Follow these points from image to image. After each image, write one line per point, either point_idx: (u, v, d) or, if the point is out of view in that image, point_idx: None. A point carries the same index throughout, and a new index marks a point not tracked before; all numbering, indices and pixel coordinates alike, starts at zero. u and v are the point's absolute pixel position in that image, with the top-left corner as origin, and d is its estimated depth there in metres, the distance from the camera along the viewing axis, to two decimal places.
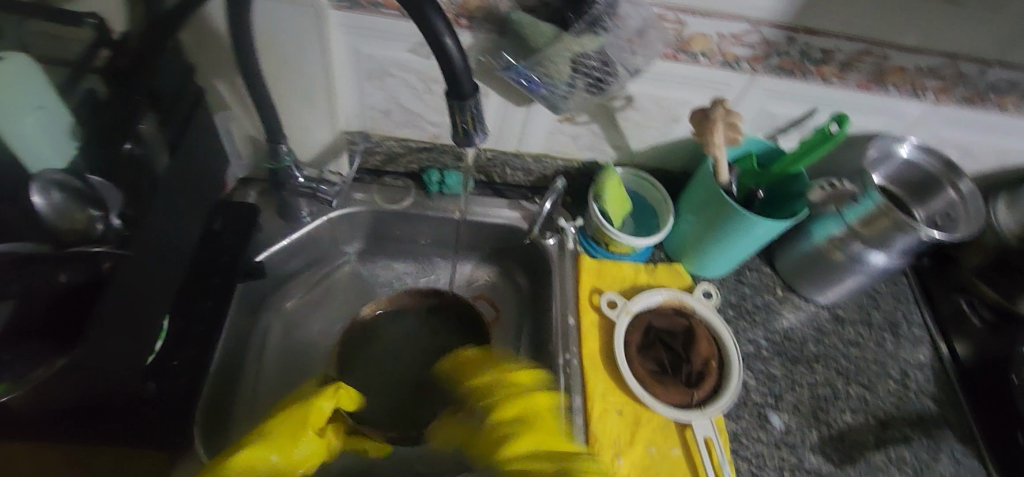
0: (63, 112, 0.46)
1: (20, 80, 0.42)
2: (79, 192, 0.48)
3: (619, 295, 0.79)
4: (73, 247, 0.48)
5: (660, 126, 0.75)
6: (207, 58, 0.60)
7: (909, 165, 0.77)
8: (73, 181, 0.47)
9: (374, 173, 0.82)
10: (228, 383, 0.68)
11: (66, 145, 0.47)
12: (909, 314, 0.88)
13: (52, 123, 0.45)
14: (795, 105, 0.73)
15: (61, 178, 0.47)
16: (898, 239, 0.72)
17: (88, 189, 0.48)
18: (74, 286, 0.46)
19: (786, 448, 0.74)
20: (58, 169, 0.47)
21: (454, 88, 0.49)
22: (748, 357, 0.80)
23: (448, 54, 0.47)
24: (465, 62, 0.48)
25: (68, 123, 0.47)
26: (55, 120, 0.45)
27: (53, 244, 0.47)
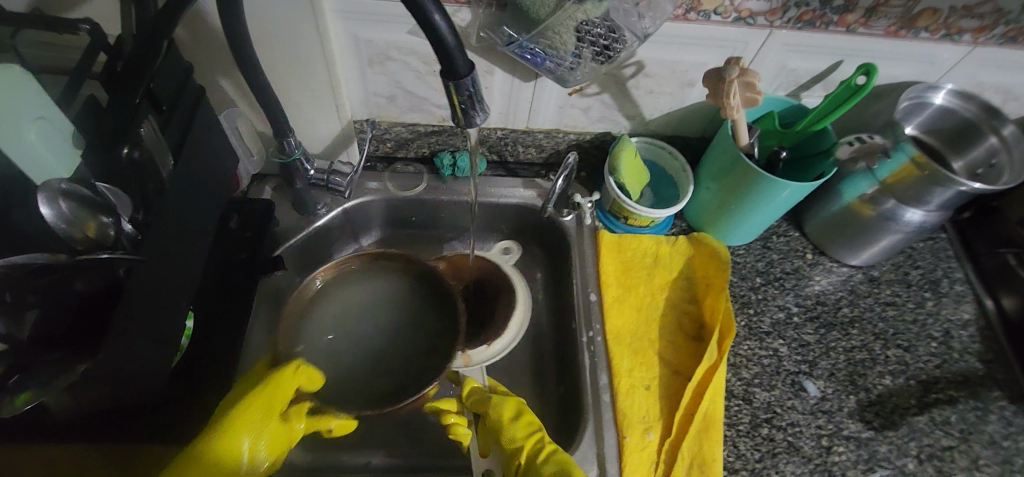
0: (64, 120, 0.43)
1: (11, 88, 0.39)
2: (87, 200, 0.44)
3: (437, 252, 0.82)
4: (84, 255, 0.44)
5: (673, 91, 0.72)
6: (210, 55, 0.60)
7: (945, 113, 0.72)
8: (79, 190, 0.44)
9: (386, 160, 0.82)
10: None
11: (70, 152, 0.44)
12: (951, 272, 0.84)
13: (53, 132, 0.42)
14: (816, 59, 0.69)
15: (67, 186, 0.43)
16: (935, 194, 0.68)
17: (97, 196, 0.45)
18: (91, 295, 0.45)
19: (823, 416, 0.72)
20: (64, 177, 0.44)
21: (448, 68, 0.44)
22: (779, 324, 0.78)
23: (437, 32, 0.41)
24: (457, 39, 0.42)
25: (70, 130, 0.44)
26: (55, 128, 0.42)
27: (68, 253, 0.44)
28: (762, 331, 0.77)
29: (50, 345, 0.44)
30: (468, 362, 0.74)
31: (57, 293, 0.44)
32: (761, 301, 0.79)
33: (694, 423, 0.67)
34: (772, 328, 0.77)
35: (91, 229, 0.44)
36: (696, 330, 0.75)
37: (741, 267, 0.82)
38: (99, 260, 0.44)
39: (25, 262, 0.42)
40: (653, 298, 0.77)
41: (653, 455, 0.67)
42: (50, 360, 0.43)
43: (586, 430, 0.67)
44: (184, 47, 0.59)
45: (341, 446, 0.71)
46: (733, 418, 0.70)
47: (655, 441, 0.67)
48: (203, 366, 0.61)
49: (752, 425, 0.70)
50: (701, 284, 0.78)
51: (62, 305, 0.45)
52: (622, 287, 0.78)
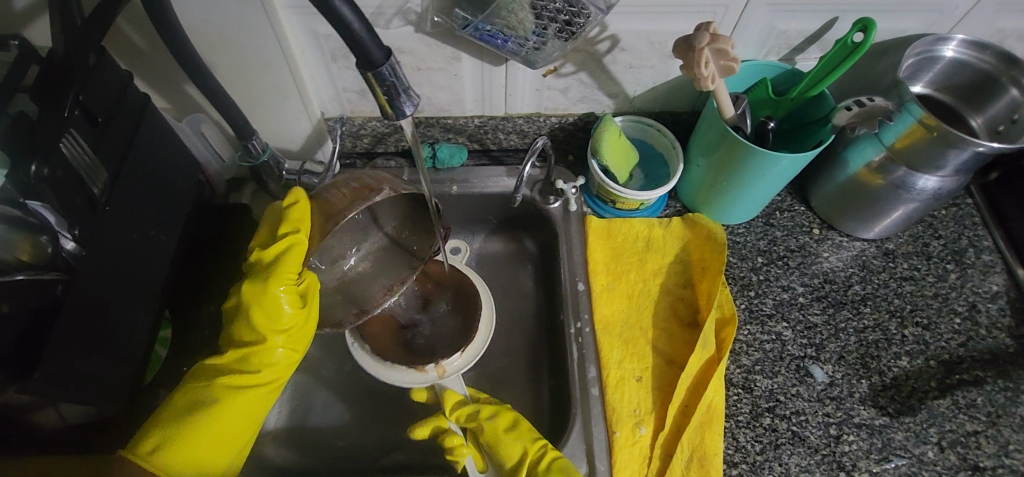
0: None
1: None
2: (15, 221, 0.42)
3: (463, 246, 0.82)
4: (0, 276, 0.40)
5: (655, 65, 0.68)
6: (164, 62, 0.59)
7: (958, 67, 0.65)
8: (8, 210, 0.41)
9: (366, 156, 0.80)
10: None
11: None
12: (977, 241, 0.77)
13: None
14: (808, 18, 0.63)
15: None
16: (948, 157, 0.62)
17: (29, 216, 0.42)
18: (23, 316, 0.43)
19: (831, 402, 0.67)
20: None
21: (363, 58, 0.41)
22: (783, 305, 0.73)
23: (345, 22, 0.38)
24: (368, 26, 0.39)
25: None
26: None
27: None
28: (764, 314, 0.73)
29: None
30: (444, 374, 0.67)
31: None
32: (764, 282, 0.75)
33: (694, 415, 0.64)
34: (775, 310, 0.73)
35: (25, 252, 0.42)
36: (691, 316, 0.72)
37: (741, 247, 0.77)
38: (14, 282, 0.41)
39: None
40: (646, 285, 0.74)
41: (646, 449, 0.64)
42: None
43: (574, 426, 0.64)
44: (139, 54, 0.58)
45: (332, 450, 0.71)
46: (732, 409, 0.67)
47: (648, 435, 0.65)
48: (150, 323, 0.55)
49: (753, 416, 0.66)
50: (697, 267, 0.74)
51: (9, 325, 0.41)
52: (611, 275, 0.74)
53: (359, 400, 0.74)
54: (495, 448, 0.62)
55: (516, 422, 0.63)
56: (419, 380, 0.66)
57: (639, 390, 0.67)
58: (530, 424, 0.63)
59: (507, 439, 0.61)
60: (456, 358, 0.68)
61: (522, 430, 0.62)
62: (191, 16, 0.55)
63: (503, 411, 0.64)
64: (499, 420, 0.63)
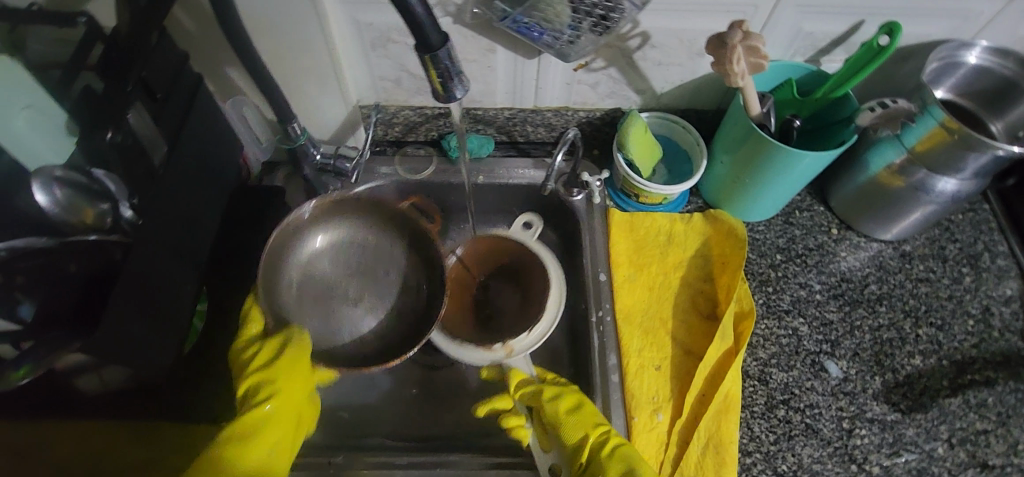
0: (56, 109, 0.43)
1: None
2: (83, 187, 0.46)
3: (537, 219, 0.78)
4: (72, 238, 0.45)
5: (683, 62, 0.70)
6: (211, 45, 0.62)
7: (980, 73, 0.67)
8: (76, 177, 0.45)
9: (396, 144, 0.82)
10: None
11: (62, 139, 0.44)
12: (992, 246, 0.78)
13: (43, 121, 0.42)
14: (836, 20, 0.64)
15: (61, 173, 0.44)
16: (969, 160, 0.63)
17: (93, 183, 0.46)
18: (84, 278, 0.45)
19: (844, 397, 0.69)
20: (57, 163, 0.44)
21: (421, 42, 0.43)
22: (799, 302, 0.75)
23: (407, 5, 0.40)
24: (427, 10, 0.41)
25: (60, 121, 0.44)
26: (45, 117, 0.42)
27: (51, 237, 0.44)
28: (781, 310, 0.74)
29: (52, 322, 0.44)
30: (511, 353, 0.69)
31: (54, 279, 0.44)
32: (782, 279, 0.76)
33: (712, 403, 0.65)
34: (792, 306, 0.74)
35: (88, 216, 0.46)
36: (710, 309, 0.73)
37: (760, 244, 0.78)
38: (88, 242, 0.46)
39: (24, 246, 0.42)
40: (667, 278, 0.75)
41: (663, 434, 0.66)
42: (56, 336, 0.44)
43: None
44: (190, 37, 0.60)
45: (354, 429, 0.73)
46: (748, 399, 0.68)
47: (665, 422, 0.66)
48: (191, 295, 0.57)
49: (768, 407, 0.68)
50: (716, 261, 0.76)
51: (62, 283, 0.44)
52: (632, 266, 0.76)
53: (382, 380, 0.76)
54: (558, 431, 0.63)
55: (580, 405, 0.64)
56: (486, 358, 0.69)
57: (657, 378, 0.69)
58: (594, 409, 0.64)
59: (569, 422, 0.62)
60: (523, 337, 0.70)
61: (586, 413, 0.63)
62: (244, 3, 0.57)
63: (569, 393, 0.65)
64: (563, 402, 0.64)
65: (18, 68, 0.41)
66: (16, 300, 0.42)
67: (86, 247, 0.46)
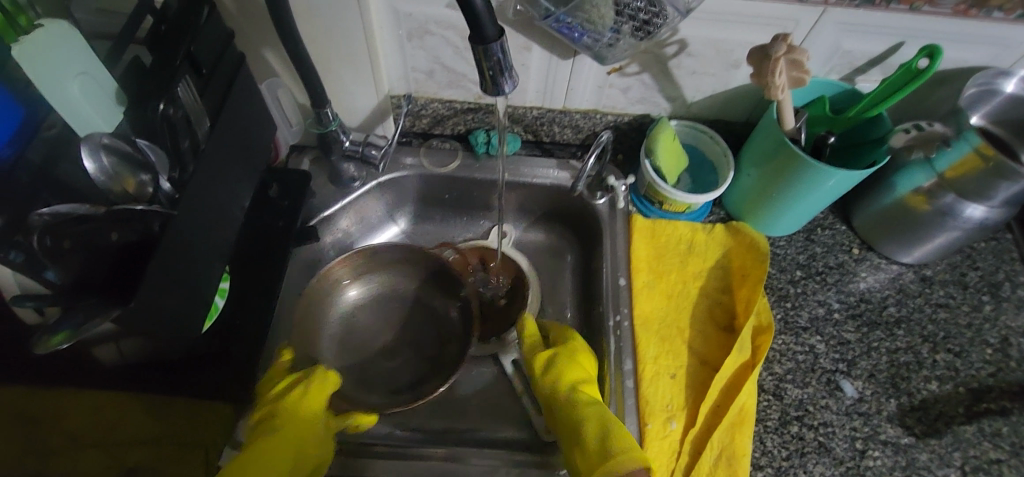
0: (105, 75, 0.45)
1: (55, 46, 0.41)
2: (128, 157, 0.46)
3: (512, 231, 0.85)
4: (120, 204, 0.46)
5: (718, 73, 0.70)
6: (251, 25, 0.62)
7: (1016, 102, 0.67)
8: (121, 145, 0.46)
9: (421, 136, 0.82)
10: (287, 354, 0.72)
11: (111, 108, 0.46)
12: (1013, 276, 0.78)
13: (94, 87, 0.44)
14: (875, 40, 0.64)
15: (109, 141, 0.46)
16: (1000, 188, 0.63)
17: (135, 152, 0.46)
18: (124, 246, 0.45)
19: (859, 417, 0.69)
20: (106, 132, 0.46)
21: (476, 32, 0.44)
22: (817, 320, 0.75)
23: None
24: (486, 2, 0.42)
25: (111, 87, 0.45)
26: (97, 83, 0.44)
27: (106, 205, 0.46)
28: (799, 327, 0.74)
29: (86, 290, 0.44)
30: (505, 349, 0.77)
31: (91, 247, 0.44)
32: (801, 296, 0.76)
33: (727, 414, 0.65)
34: (809, 324, 0.74)
35: (130, 185, 0.47)
36: (728, 321, 0.73)
37: (780, 259, 0.78)
38: (133, 211, 0.46)
39: (66, 211, 0.44)
40: (685, 286, 0.75)
41: (676, 443, 0.66)
42: (91, 304, 0.43)
43: None
44: (230, 15, 0.60)
45: None
46: (762, 413, 0.68)
47: (679, 431, 0.66)
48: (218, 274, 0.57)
49: (782, 422, 0.68)
50: (737, 274, 0.75)
51: (103, 253, 0.45)
52: (652, 273, 0.76)
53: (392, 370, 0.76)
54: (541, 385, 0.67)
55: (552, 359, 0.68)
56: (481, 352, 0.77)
57: (673, 387, 0.69)
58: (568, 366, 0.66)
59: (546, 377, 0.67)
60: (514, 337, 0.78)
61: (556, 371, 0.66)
62: None
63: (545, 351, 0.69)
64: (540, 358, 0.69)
65: (77, 34, 0.43)
66: (43, 266, 0.42)
67: (126, 216, 0.45)
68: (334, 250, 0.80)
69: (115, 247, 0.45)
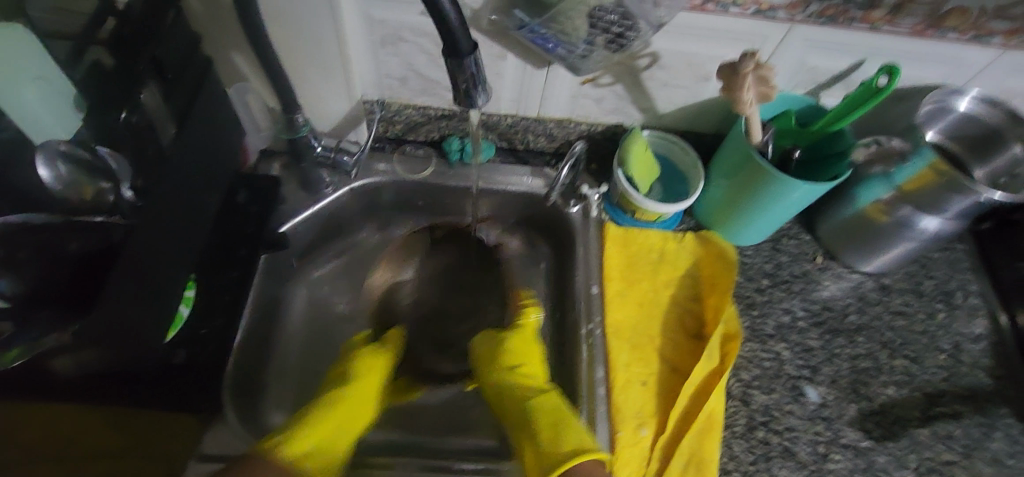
0: (65, 82, 0.45)
1: (14, 52, 0.41)
2: (87, 164, 0.47)
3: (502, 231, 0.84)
4: (81, 216, 0.47)
5: (688, 85, 0.71)
6: (218, 28, 0.60)
7: (968, 119, 0.70)
8: (79, 152, 0.47)
9: (394, 142, 0.81)
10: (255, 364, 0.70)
11: (69, 115, 0.46)
12: (965, 284, 0.82)
13: (54, 95, 0.44)
14: (838, 57, 0.67)
15: (66, 148, 0.46)
16: (953, 201, 0.66)
17: (95, 160, 0.47)
18: (88, 255, 0.46)
19: (822, 422, 0.71)
20: (64, 139, 0.46)
21: (452, 46, 0.47)
22: (783, 328, 0.77)
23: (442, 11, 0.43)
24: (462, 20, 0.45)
25: (70, 94, 0.46)
26: (56, 90, 0.44)
27: (63, 214, 0.47)
28: (766, 334, 0.76)
29: (41, 302, 0.44)
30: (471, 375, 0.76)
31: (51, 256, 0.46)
32: (767, 304, 0.78)
33: (697, 421, 0.66)
34: (776, 331, 0.76)
35: (88, 193, 0.48)
36: (697, 329, 0.74)
37: (748, 268, 0.80)
38: (92, 224, 0.47)
39: (20, 221, 0.44)
40: (656, 294, 0.76)
41: (646, 450, 0.66)
42: (44, 316, 0.43)
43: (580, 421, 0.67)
44: (196, 17, 0.59)
45: None
46: (729, 419, 0.70)
47: (649, 438, 0.67)
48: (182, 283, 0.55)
49: (749, 428, 0.69)
50: (706, 282, 0.77)
51: (60, 263, 0.46)
52: (624, 282, 0.77)
53: None
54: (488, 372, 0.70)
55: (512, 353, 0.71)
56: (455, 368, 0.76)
57: (643, 394, 0.70)
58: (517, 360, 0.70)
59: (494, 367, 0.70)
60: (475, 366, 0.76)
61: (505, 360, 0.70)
62: None
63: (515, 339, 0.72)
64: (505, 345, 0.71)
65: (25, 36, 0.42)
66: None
67: (89, 226, 0.47)
68: (303, 256, 0.79)
69: (74, 257, 0.46)
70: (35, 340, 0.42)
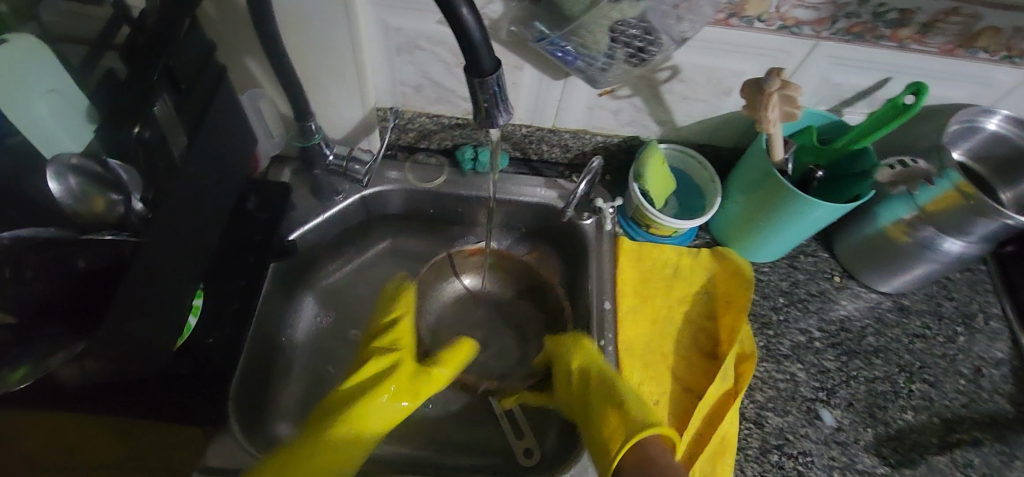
0: (76, 93, 0.44)
1: (23, 60, 0.40)
2: (99, 177, 0.45)
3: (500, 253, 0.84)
4: (90, 232, 0.46)
5: (708, 99, 0.69)
6: (232, 34, 0.59)
7: (997, 140, 0.68)
8: (91, 166, 0.45)
9: (407, 150, 0.80)
10: (261, 374, 0.70)
11: (82, 126, 0.45)
12: (987, 307, 0.80)
13: (64, 105, 0.43)
14: (863, 74, 0.65)
15: (78, 161, 0.45)
16: (978, 225, 0.64)
17: (107, 172, 0.46)
18: (93, 271, 0.45)
19: (837, 447, 0.69)
20: (75, 152, 0.45)
21: (473, 63, 0.46)
22: (799, 348, 0.75)
23: (465, 28, 0.42)
24: (484, 36, 0.44)
25: (82, 105, 0.44)
26: (66, 100, 0.43)
27: (75, 230, 0.46)
28: (780, 354, 0.74)
29: (47, 316, 0.45)
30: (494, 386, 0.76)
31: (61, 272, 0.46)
32: (783, 323, 0.76)
33: (709, 444, 0.65)
34: (791, 352, 0.75)
35: (99, 206, 0.46)
36: (711, 348, 0.73)
37: (764, 285, 0.79)
38: (104, 242, 0.46)
39: (31, 235, 0.45)
40: (670, 311, 0.75)
41: None
42: (52, 333, 0.45)
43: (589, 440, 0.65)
44: (210, 23, 0.58)
45: None
46: (742, 442, 0.68)
47: None
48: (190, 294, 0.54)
49: (762, 451, 0.68)
50: (721, 300, 0.75)
51: (66, 281, 0.46)
52: (637, 297, 0.75)
53: None
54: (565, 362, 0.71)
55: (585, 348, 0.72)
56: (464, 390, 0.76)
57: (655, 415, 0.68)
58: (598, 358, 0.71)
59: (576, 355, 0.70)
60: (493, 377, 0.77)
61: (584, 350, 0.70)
62: None
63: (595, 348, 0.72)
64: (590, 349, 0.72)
65: (48, 49, 0.42)
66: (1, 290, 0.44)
67: (98, 243, 0.46)
68: (313, 264, 0.78)
69: (81, 275, 0.46)
70: (43, 357, 0.45)
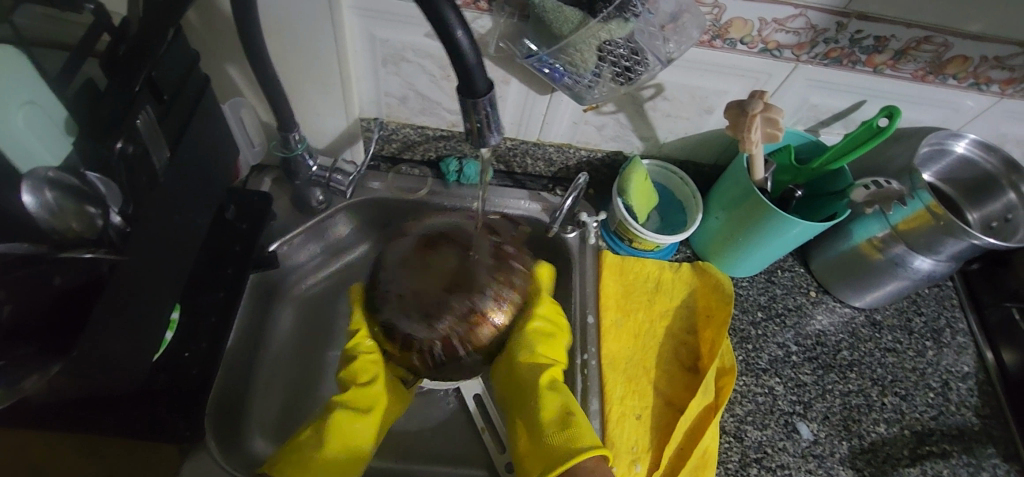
0: (57, 106, 0.43)
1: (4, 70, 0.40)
2: (76, 190, 0.43)
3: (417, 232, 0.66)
4: (68, 249, 0.43)
5: (691, 117, 0.71)
6: (215, 43, 0.58)
7: (964, 162, 0.71)
8: (68, 178, 0.43)
9: (390, 161, 0.79)
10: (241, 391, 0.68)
11: (59, 139, 0.44)
12: (953, 322, 0.83)
13: (43, 118, 0.42)
14: (840, 97, 0.67)
15: (55, 174, 0.42)
16: (946, 244, 0.66)
17: (86, 186, 0.43)
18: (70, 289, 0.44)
19: (813, 459, 0.71)
20: (52, 165, 0.43)
21: (466, 83, 0.46)
22: (776, 362, 0.77)
23: (459, 49, 0.43)
24: (478, 58, 0.44)
25: (62, 118, 0.44)
26: (46, 114, 0.42)
27: (49, 245, 0.43)
28: (759, 368, 0.76)
29: (17, 338, 0.43)
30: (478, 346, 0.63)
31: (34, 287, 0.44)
32: (761, 337, 0.78)
33: (692, 458, 0.66)
34: (769, 365, 0.76)
35: (76, 223, 0.43)
36: (693, 362, 0.74)
37: (743, 300, 0.80)
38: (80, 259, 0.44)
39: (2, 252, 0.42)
40: (652, 325, 0.76)
41: None
42: (20, 354, 0.43)
43: None
44: (193, 32, 0.57)
45: None
46: (722, 455, 0.69)
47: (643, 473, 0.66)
48: (166, 309, 0.53)
49: (741, 464, 0.69)
50: (702, 315, 0.76)
51: (36, 300, 0.43)
52: (621, 311, 0.76)
53: None
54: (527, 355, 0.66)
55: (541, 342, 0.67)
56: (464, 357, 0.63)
57: (638, 428, 0.69)
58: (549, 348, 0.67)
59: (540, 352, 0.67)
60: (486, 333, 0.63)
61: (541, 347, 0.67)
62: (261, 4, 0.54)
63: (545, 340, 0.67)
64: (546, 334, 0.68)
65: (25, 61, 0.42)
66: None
67: (76, 263, 0.44)
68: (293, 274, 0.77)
69: (58, 292, 0.44)
70: (13, 382, 0.43)
